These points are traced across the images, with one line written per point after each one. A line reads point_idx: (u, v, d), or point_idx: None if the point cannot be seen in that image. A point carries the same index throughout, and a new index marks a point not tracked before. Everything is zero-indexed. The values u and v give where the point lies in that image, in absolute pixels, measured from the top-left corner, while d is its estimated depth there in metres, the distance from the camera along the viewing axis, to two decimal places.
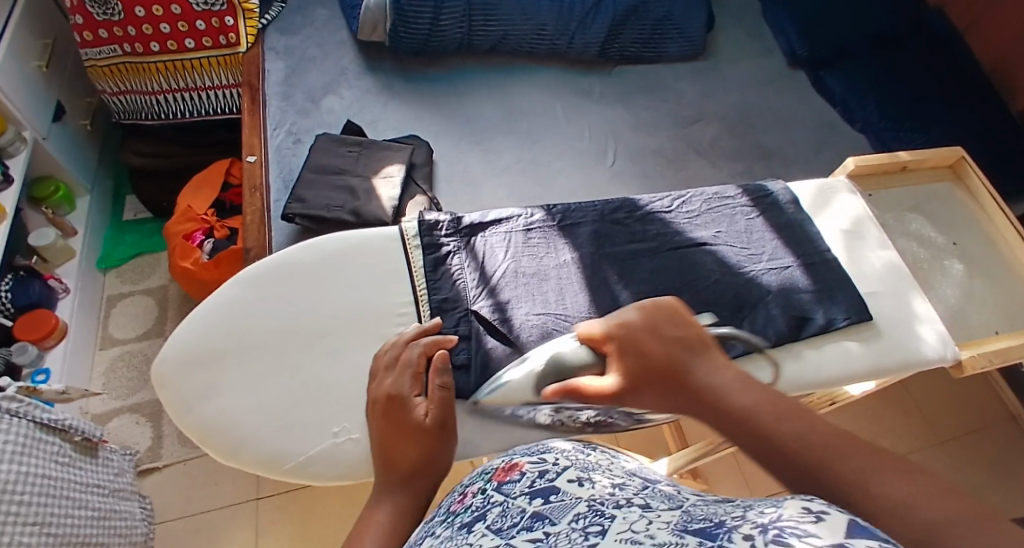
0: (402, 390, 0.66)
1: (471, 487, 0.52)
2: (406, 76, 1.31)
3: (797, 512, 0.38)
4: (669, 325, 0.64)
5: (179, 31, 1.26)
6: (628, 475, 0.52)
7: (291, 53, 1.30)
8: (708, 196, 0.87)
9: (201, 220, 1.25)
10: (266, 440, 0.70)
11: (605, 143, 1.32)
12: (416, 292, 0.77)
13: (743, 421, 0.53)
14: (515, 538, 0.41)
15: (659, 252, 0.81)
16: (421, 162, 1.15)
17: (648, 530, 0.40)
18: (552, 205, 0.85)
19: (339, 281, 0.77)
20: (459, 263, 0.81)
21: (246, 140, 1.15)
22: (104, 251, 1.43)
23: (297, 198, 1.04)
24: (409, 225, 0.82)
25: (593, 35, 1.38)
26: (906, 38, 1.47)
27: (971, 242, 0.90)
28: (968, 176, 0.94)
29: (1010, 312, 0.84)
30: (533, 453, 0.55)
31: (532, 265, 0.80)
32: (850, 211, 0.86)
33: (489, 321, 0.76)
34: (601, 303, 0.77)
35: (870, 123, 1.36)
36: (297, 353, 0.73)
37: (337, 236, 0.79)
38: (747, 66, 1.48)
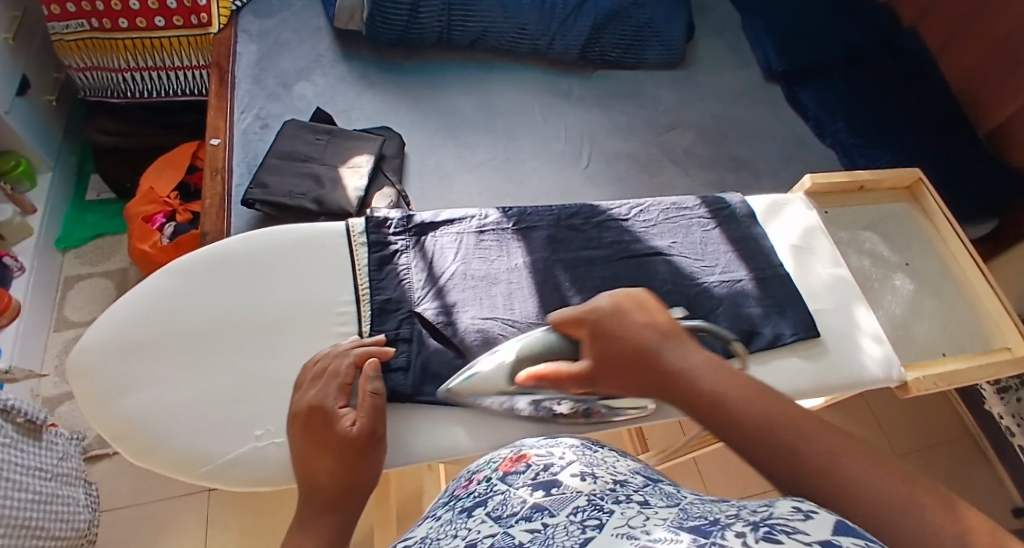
0: (328, 402, 0.63)
1: (478, 474, 0.54)
2: (382, 66, 1.30)
3: (786, 510, 0.39)
4: (638, 308, 0.64)
5: (149, 9, 1.24)
6: (632, 472, 0.53)
7: (266, 36, 1.27)
8: (666, 205, 0.86)
9: (164, 203, 1.23)
10: (187, 436, 0.67)
11: (580, 146, 1.31)
12: (357, 291, 0.76)
13: (713, 403, 0.55)
14: (514, 527, 0.43)
15: (613, 260, 0.81)
16: (391, 154, 1.13)
17: (643, 526, 0.41)
18: (507, 207, 0.84)
19: (277, 276, 0.75)
20: (406, 263, 0.79)
21: (212, 123, 1.13)
22: (64, 231, 1.40)
23: (260, 183, 1.02)
24: (356, 223, 0.80)
25: (572, 37, 1.37)
26: (879, 58, 1.49)
27: (922, 262, 0.89)
28: (924, 196, 0.93)
29: (955, 334, 0.84)
30: (541, 446, 0.57)
31: (482, 267, 0.79)
32: (802, 223, 0.87)
33: (433, 323, 0.74)
34: (549, 306, 0.76)
35: (841, 140, 1.38)
36: (229, 347, 0.71)
37: (279, 230, 0.78)
38: (725, 78, 1.49)
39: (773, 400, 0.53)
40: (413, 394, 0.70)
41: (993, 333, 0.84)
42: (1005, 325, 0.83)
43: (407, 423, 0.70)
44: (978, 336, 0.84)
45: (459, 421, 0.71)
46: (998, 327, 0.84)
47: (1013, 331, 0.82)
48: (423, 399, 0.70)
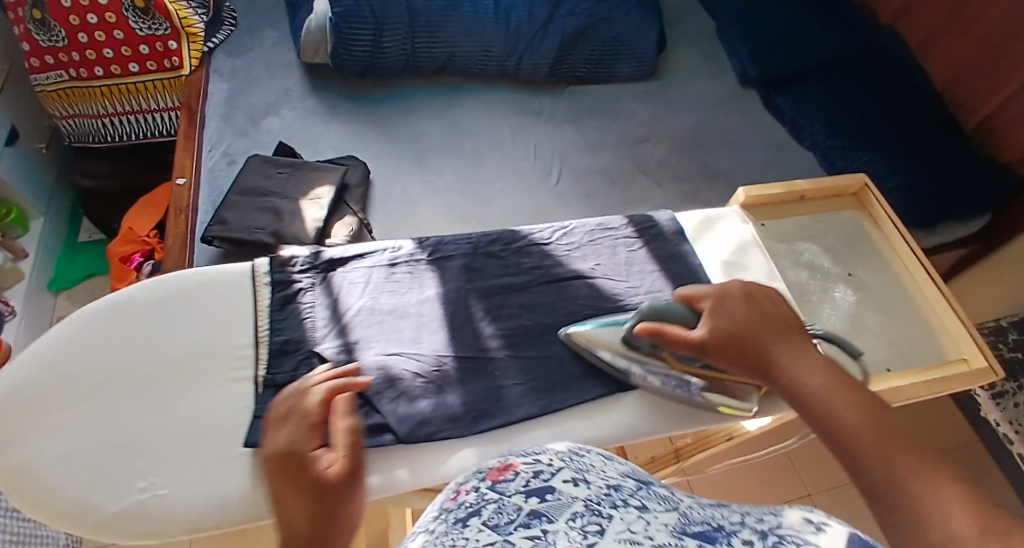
0: (306, 443, 0.58)
1: (464, 486, 0.49)
2: (350, 96, 1.30)
3: (797, 521, 0.44)
4: (767, 305, 0.68)
5: (123, 56, 1.27)
6: (622, 475, 0.51)
7: (236, 74, 1.29)
8: (590, 227, 0.85)
9: (142, 242, 1.26)
10: (67, 499, 0.60)
11: (550, 163, 1.28)
12: (258, 332, 0.70)
13: (818, 405, 0.57)
14: (513, 534, 0.41)
15: (531, 286, 0.78)
16: (355, 182, 1.13)
17: (646, 531, 0.43)
18: (423, 238, 0.81)
19: (177, 321, 0.70)
20: (310, 301, 0.74)
21: (178, 161, 1.15)
22: (57, 273, 1.45)
23: (219, 220, 1.03)
24: (262, 261, 0.76)
25: (542, 54, 1.35)
26: (860, 59, 1.45)
27: (866, 274, 0.86)
28: (869, 201, 0.92)
29: (904, 349, 0.80)
30: (527, 453, 0.52)
31: (391, 301, 0.75)
32: (737, 237, 0.84)
33: (333, 362, 0.69)
34: (462, 340, 0.73)
35: (819, 143, 1.34)
36: (117, 398, 0.65)
37: (182, 274, 0.73)
38: (701, 87, 1.46)
39: (869, 405, 0.55)
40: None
41: (947, 344, 0.81)
42: (961, 337, 0.81)
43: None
44: (931, 350, 0.81)
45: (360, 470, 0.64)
46: (953, 339, 0.81)
47: (969, 343, 0.80)
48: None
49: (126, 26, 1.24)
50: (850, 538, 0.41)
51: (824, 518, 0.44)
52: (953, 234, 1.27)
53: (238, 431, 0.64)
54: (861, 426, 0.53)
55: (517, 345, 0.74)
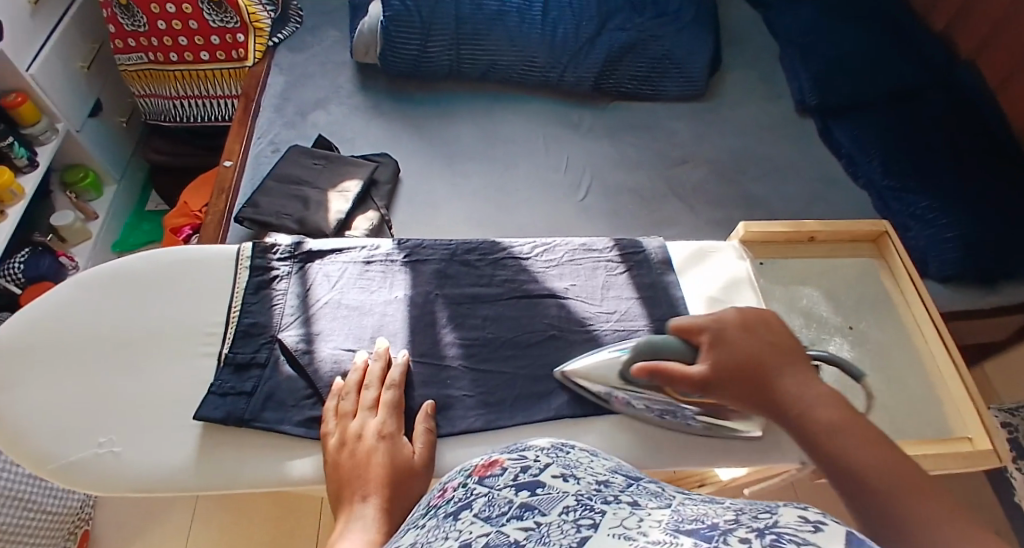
0: (391, 427, 0.65)
1: (449, 484, 0.48)
2: (395, 97, 1.35)
3: (794, 520, 0.32)
4: (770, 335, 0.66)
5: (195, 44, 1.37)
6: (609, 470, 0.48)
7: (294, 68, 1.37)
8: (574, 246, 0.86)
9: (194, 216, 1.35)
10: (40, 441, 0.66)
11: (580, 178, 1.28)
12: (229, 312, 0.75)
13: (824, 441, 0.56)
14: (506, 526, 0.38)
15: (501, 299, 0.80)
16: (384, 179, 1.18)
17: (639, 528, 0.36)
18: (403, 240, 0.84)
19: (160, 295, 0.76)
20: (283, 289, 0.78)
21: (228, 146, 1.23)
22: (121, 237, 1.57)
23: (252, 203, 1.10)
24: (246, 246, 0.81)
25: (584, 69, 1.36)
26: (927, 94, 1.37)
27: (872, 328, 0.89)
28: (889, 251, 0.94)
29: (899, 416, 0.81)
30: (512, 450, 0.51)
31: (359, 297, 0.78)
32: (728, 271, 0.85)
33: (291, 349, 0.72)
34: (422, 342, 0.75)
35: (875, 181, 1.28)
36: (94, 360, 0.71)
37: (176, 251, 0.79)
38: (751, 113, 1.42)
39: (882, 446, 0.54)
40: (249, 420, 0.68)
41: (951, 418, 0.82)
42: (968, 412, 0.81)
43: (241, 449, 0.67)
44: (931, 421, 0.81)
45: (298, 451, 0.67)
46: (959, 413, 0.82)
47: (974, 420, 0.80)
48: (259, 426, 0.68)
49: (200, 18, 1.34)
50: (856, 539, 0.30)
51: (824, 517, 0.32)
52: (1017, 297, 1.16)
53: (193, 403, 0.69)
54: (879, 467, 0.52)
55: (489, 356, 0.75)
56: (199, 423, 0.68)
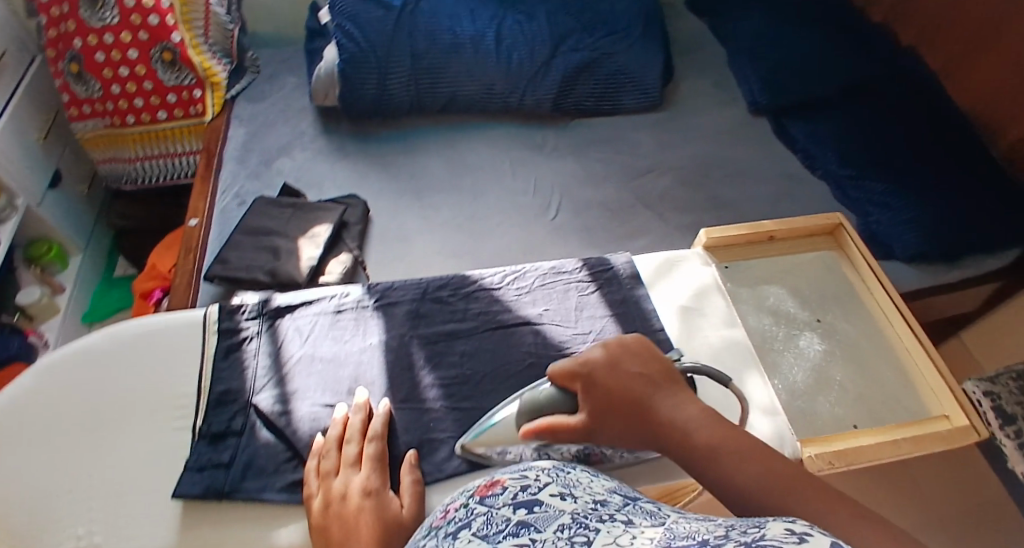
0: (375, 484, 0.63)
1: (452, 505, 0.50)
2: (357, 136, 1.34)
3: (780, 532, 0.35)
4: (636, 364, 0.64)
5: (151, 104, 1.33)
6: (608, 492, 0.51)
7: (254, 118, 1.36)
8: (544, 270, 0.86)
9: (162, 278, 1.33)
10: (13, 535, 0.63)
11: (550, 198, 1.28)
12: (200, 382, 0.73)
13: (711, 465, 0.56)
14: (503, 542, 0.41)
15: (476, 333, 0.79)
16: (355, 221, 1.16)
17: (631, 546, 0.40)
18: (372, 284, 0.83)
19: (126, 370, 0.74)
20: (254, 350, 0.76)
21: (192, 204, 1.21)
22: (91, 306, 1.54)
23: (220, 260, 1.08)
24: (212, 310, 0.79)
25: (544, 91, 1.37)
26: (879, 81, 1.39)
27: (839, 320, 0.89)
28: (846, 243, 0.94)
29: (874, 404, 0.82)
30: (514, 471, 0.52)
31: (331, 349, 0.77)
32: (697, 280, 0.85)
33: (267, 413, 0.71)
34: (401, 387, 0.74)
35: (833, 171, 1.29)
36: (65, 444, 0.69)
37: (142, 321, 0.77)
38: (711, 117, 1.43)
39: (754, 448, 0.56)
40: (229, 493, 0.65)
41: (927, 400, 0.82)
42: (942, 392, 0.81)
43: (225, 522, 0.65)
44: (908, 405, 0.82)
45: (285, 517, 0.65)
46: (934, 394, 0.82)
47: (948, 399, 0.80)
48: (240, 498, 0.65)
49: (154, 77, 1.31)
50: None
51: (810, 528, 0.35)
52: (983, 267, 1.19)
53: (172, 477, 0.67)
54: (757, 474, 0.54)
55: (477, 393, 0.74)
56: (177, 503, 0.65)
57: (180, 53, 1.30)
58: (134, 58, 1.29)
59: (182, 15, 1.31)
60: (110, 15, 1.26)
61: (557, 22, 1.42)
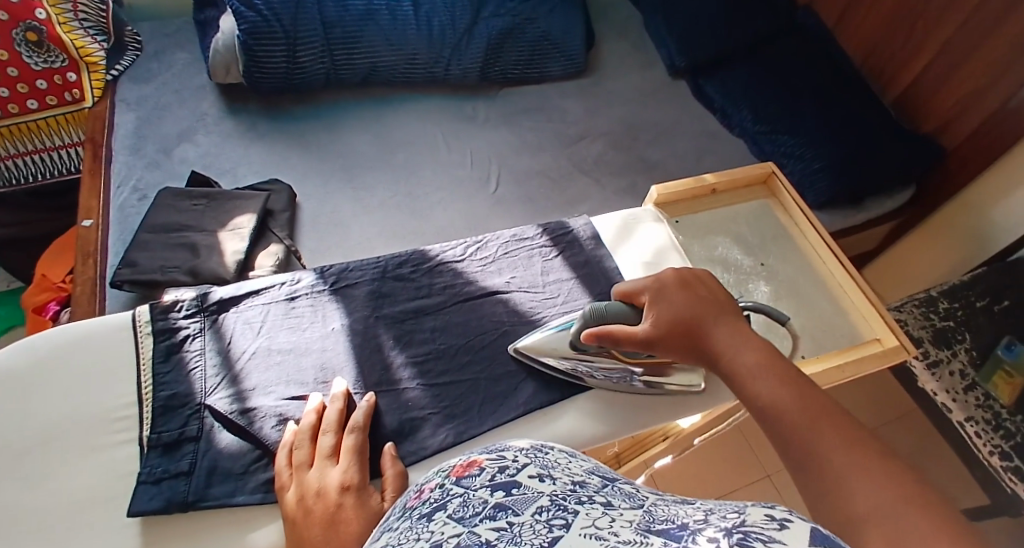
0: (355, 477, 0.58)
1: (426, 486, 0.39)
2: (270, 116, 1.24)
3: (759, 519, 0.30)
4: (705, 292, 0.65)
5: (21, 93, 1.15)
6: (586, 472, 0.40)
7: (145, 102, 1.21)
8: (505, 239, 0.84)
9: (58, 289, 1.18)
10: None
11: (486, 169, 1.24)
12: (140, 390, 0.65)
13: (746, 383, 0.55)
14: (478, 526, 0.32)
15: (443, 308, 0.75)
16: (280, 208, 1.08)
17: (612, 527, 0.31)
18: (324, 267, 0.77)
19: (46, 390, 0.64)
20: (198, 349, 0.69)
21: (83, 203, 1.06)
22: None
23: (128, 262, 0.96)
24: (142, 309, 0.70)
25: (469, 59, 1.32)
26: (785, 37, 1.44)
27: (779, 262, 0.92)
28: (779, 190, 0.97)
29: (817, 334, 0.85)
30: (488, 450, 0.42)
31: (290, 339, 0.71)
32: (655, 239, 0.85)
33: (226, 414, 0.64)
34: (370, 373, 0.69)
35: (749, 128, 1.33)
36: None
37: (55, 332, 0.68)
38: (632, 81, 1.43)
39: (807, 389, 0.52)
40: (196, 501, 0.59)
41: (861, 327, 0.86)
42: (873, 317, 0.86)
43: (195, 534, 0.59)
44: (845, 333, 0.85)
45: (261, 519, 0.60)
46: (866, 320, 0.86)
47: (879, 323, 0.85)
48: (209, 506, 0.60)
49: (19, 61, 1.13)
50: (821, 534, 0.28)
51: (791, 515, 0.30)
52: (882, 207, 1.28)
53: (122, 500, 0.60)
54: (801, 409, 0.49)
55: (449, 374, 0.71)
56: (134, 520, 0.59)
57: (49, 32, 1.14)
58: None
59: None
60: None
61: None
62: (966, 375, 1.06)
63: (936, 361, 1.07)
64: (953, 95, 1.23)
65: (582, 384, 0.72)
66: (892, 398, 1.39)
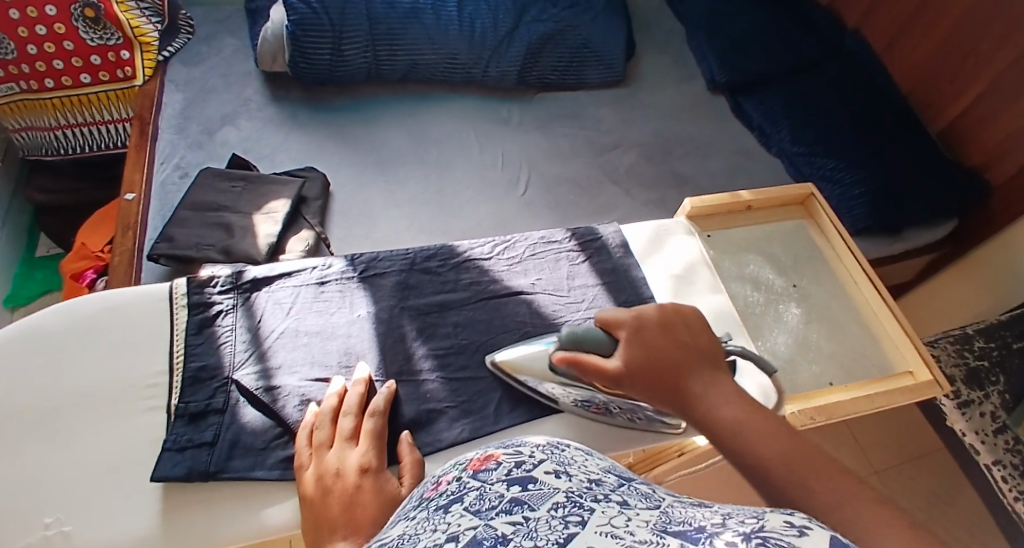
0: (374, 461, 0.60)
1: (444, 477, 0.41)
2: (311, 106, 1.27)
3: (778, 526, 0.30)
4: (685, 332, 0.64)
5: (75, 67, 1.17)
6: (602, 470, 0.41)
7: (193, 83, 1.24)
8: (533, 240, 0.84)
9: (96, 258, 1.22)
10: None
11: (518, 172, 1.25)
12: (172, 360, 0.67)
13: (732, 436, 0.53)
14: (495, 519, 0.32)
15: (468, 304, 0.77)
16: (314, 195, 1.10)
17: (628, 527, 0.32)
18: (356, 255, 0.79)
19: (82, 355, 0.67)
20: (229, 324, 0.71)
21: (127, 177, 1.09)
22: (12, 290, 1.37)
23: (166, 237, 0.99)
24: (179, 283, 0.73)
25: (507, 62, 1.33)
26: (826, 61, 1.43)
27: (812, 285, 0.91)
28: (817, 211, 0.96)
29: (846, 362, 0.84)
30: (506, 445, 0.43)
31: (318, 322, 0.73)
32: (685, 251, 0.86)
33: (251, 390, 0.66)
34: (393, 362, 0.71)
35: (786, 149, 1.32)
36: (18, 435, 0.62)
37: (93, 298, 0.70)
38: (669, 95, 1.43)
39: (789, 435, 0.51)
40: (216, 473, 0.61)
41: (895, 358, 0.85)
42: (907, 348, 0.85)
43: (213, 504, 0.61)
44: (876, 362, 0.85)
45: (278, 494, 0.62)
46: (899, 351, 0.85)
47: (913, 355, 0.84)
48: (229, 477, 0.61)
49: (75, 36, 1.15)
50: (840, 544, 0.29)
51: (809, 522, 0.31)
52: (922, 240, 1.24)
53: (147, 466, 0.62)
54: (784, 462, 0.48)
55: (469, 371, 0.72)
56: (157, 485, 0.61)
57: (106, 10, 1.16)
58: (52, 15, 1.12)
59: None
60: None
61: None
62: (997, 417, 1.04)
63: (967, 402, 1.06)
64: (999, 133, 1.22)
65: None
66: (912, 433, 1.37)
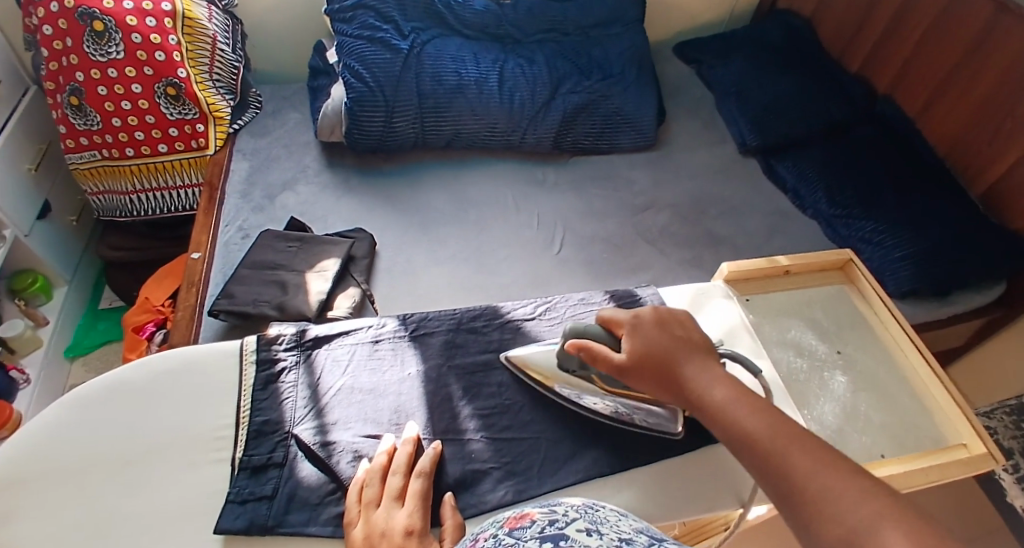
0: (418, 523, 0.63)
1: (482, 534, 0.43)
2: (362, 171, 1.35)
3: None
4: (680, 332, 0.71)
5: (153, 137, 1.27)
6: (634, 530, 0.43)
7: (258, 153, 1.33)
8: (573, 302, 0.89)
9: (157, 311, 1.29)
10: None
11: (553, 232, 1.30)
12: (239, 413, 0.72)
13: (721, 417, 0.64)
14: None
15: (512, 363, 0.80)
16: (361, 254, 1.16)
17: None
18: (407, 315, 0.84)
19: (155, 408, 0.72)
20: (292, 381, 0.75)
21: (194, 237, 1.17)
22: (75, 339, 1.44)
23: (226, 294, 1.05)
24: (249, 340, 0.78)
25: (545, 129, 1.40)
26: (856, 124, 1.46)
27: (857, 351, 0.92)
28: (856, 276, 0.98)
29: (899, 433, 0.84)
30: (542, 505, 0.45)
31: (372, 380, 0.77)
32: (724, 314, 0.91)
33: (309, 445, 0.70)
34: (440, 421, 0.74)
35: (822, 211, 1.35)
36: (92, 484, 0.67)
37: (169, 354, 0.76)
38: (700, 156, 1.48)
39: (762, 408, 0.62)
40: (274, 526, 0.65)
41: (948, 429, 0.85)
42: (958, 420, 0.85)
43: None
44: (930, 434, 0.84)
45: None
46: (952, 424, 0.85)
47: (967, 428, 0.83)
48: (284, 531, 0.65)
49: (157, 110, 1.25)
50: None
51: None
52: (970, 303, 1.22)
53: (211, 516, 0.65)
54: (767, 432, 0.60)
55: (512, 433, 0.74)
56: (219, 537, 0.64)
57: (186, 89, 1.26)
58: (137, 92, 1.24)
59: (189, 51, 1.27)
60: (115, 49, 1.21)
61: (557, 66, 1.46)
62: None
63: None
64: None
65: (642, 455, 0.73)
66: (965, 506, 1.32)
